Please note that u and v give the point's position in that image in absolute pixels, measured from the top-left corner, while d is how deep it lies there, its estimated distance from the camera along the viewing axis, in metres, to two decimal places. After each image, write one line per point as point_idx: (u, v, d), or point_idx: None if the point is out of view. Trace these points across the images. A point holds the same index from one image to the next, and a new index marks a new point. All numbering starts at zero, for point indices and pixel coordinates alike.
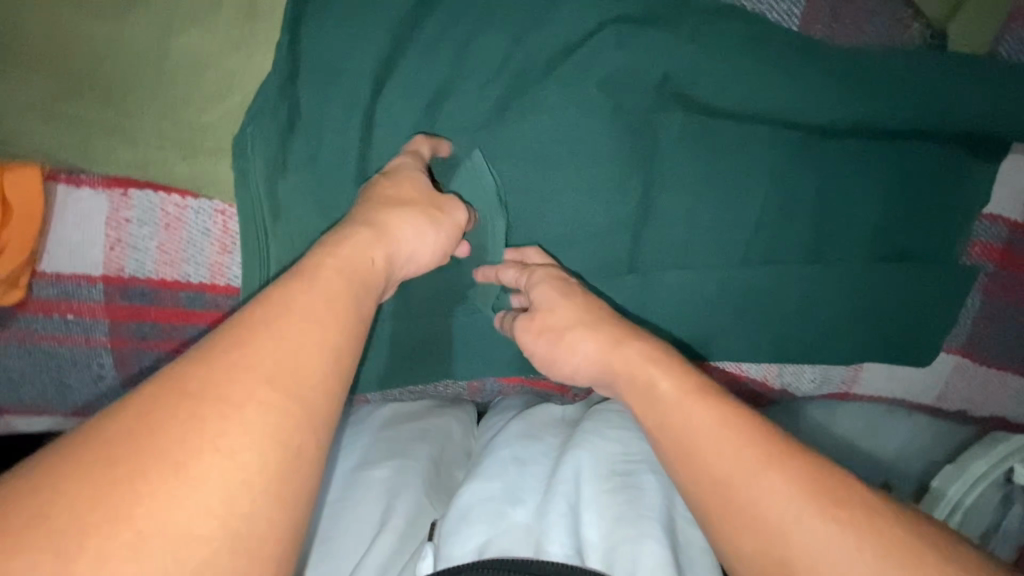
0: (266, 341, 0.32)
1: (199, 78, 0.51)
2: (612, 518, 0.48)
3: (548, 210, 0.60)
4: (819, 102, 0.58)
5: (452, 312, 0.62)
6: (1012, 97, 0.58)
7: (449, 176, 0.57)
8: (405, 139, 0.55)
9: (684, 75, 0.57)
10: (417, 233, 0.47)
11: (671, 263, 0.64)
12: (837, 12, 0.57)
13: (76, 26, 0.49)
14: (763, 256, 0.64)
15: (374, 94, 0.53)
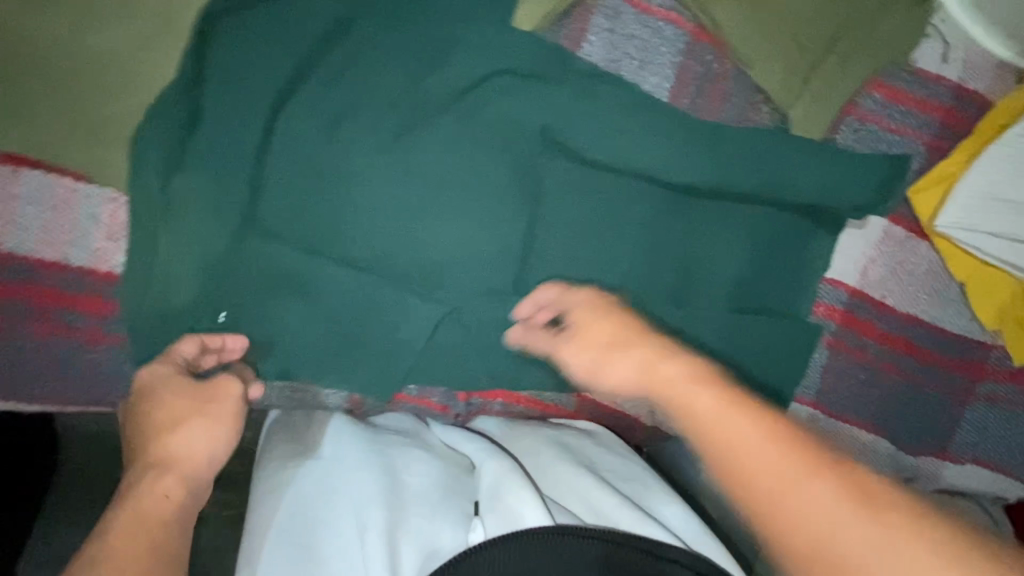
0: (140, 502, 0.47)
1: (106, 73, 0.55)
2: (606, 495, 0.57)
3: (437, 231, 0.65)
4: (682, 164, 0.66)
5: (339, 319, 0.66)
6: (844, 179, 0.67)
7: (345, 190, 0.62)
8: (303, 151, 0.60)
9: (565, 126, 0.64)
10: (194, 440, 0.52)
11: (551, 292, 0.69)
12: (700, 90, 0.66)
13: None
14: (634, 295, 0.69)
15: (277, 109, 0.58)
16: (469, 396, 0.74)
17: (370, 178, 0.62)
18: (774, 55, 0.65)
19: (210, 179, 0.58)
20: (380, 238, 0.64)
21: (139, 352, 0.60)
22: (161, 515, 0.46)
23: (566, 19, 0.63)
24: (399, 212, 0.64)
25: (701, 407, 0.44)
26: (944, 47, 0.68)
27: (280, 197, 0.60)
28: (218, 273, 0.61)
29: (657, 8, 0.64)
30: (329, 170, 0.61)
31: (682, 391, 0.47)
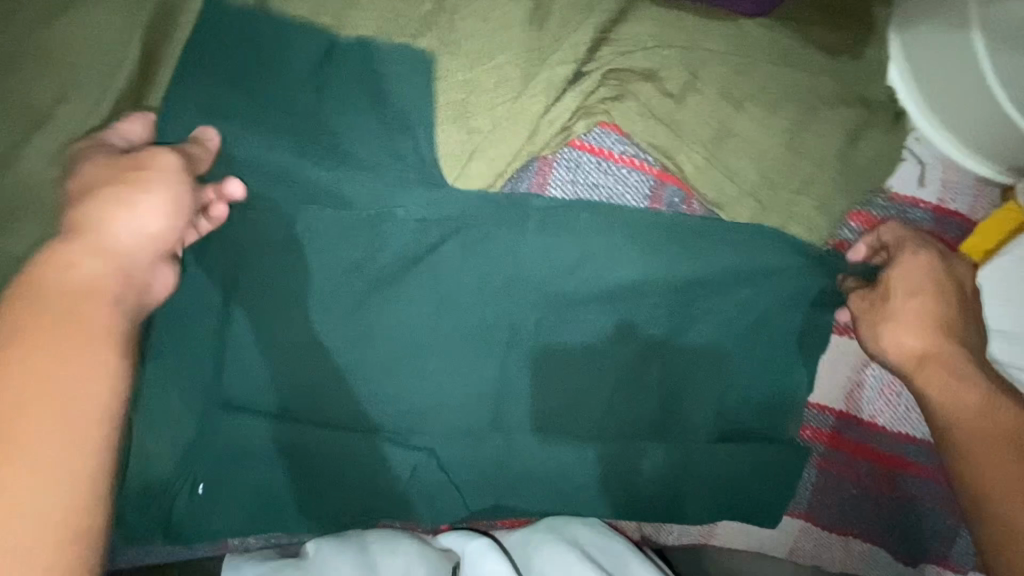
0: (60, 284, 0.43)
1: None
2: None
3: (409, 385, 0.65)
4: (647, 305, 0.66)
5: (317, 474, 0.66)
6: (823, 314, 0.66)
7: (318, 355, 0.63)
8: (273, 324, 0.62)
9: (525, 279, 0.64)
10: (141, 213, 0.49)
11: (531, 428, 0.68)
12: (667, 231, 0.65)
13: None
14: (616, 426, 0.69)
15: (249, 289, 0.62)
16: (453, 526, 0.72)
17: (340, 343, 0.63)
18: (740, 196, 0.63)
19: (192, 353, 0.62)
20: (349, 398, 0.65)
21: (124, 527, 0.63)
22: (93, 279, 0.45)
23: (526, 173, 0.63)
24: (367, 372, 0.64)
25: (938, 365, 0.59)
26: (920, 169, 0.67)
27: (254, 369, 0.63)
28: (195, 446, 0.63)
29: (619, 156, 0.64)
30: (298, 340, 0.63)
31: (919, 375, 0.60)
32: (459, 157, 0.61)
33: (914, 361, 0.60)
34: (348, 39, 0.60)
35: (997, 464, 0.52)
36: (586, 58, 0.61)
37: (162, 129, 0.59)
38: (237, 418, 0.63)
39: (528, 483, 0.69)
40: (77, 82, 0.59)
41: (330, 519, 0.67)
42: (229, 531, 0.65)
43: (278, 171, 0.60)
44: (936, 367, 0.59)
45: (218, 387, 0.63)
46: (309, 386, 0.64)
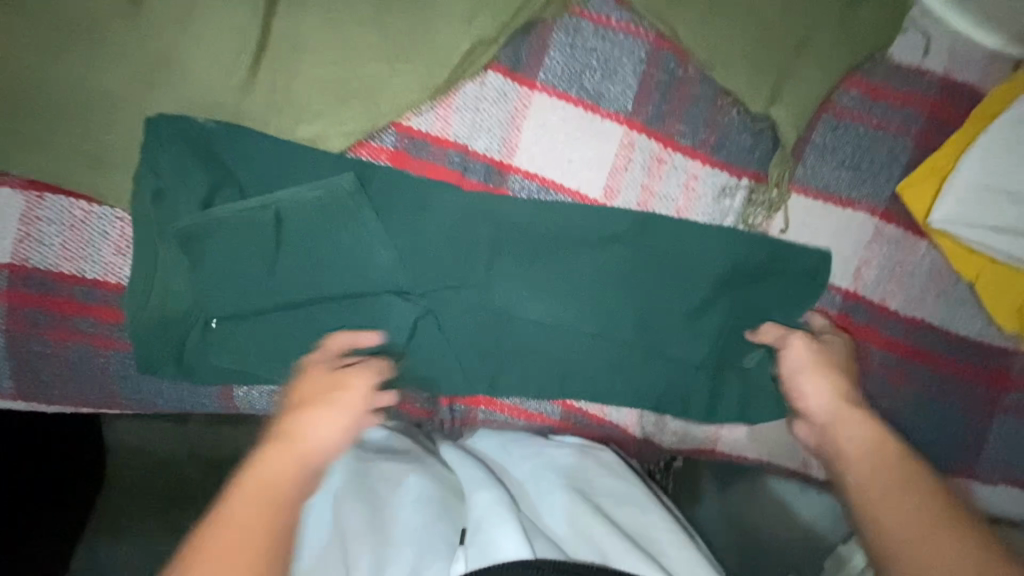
0: None
1: (113, 109, 0.62)
2: (602, 529, 0.54)
3: (404, 238, 0.67)
4: (636, 169, 0.67)
5: (312, 323, 0.67)
6: (817, 176, 0.67)
7: (315, 196, 0.64)
8: (278, 168, 0.65)
9: (521, 138, 0.67)
10: None
11: (524, 290, 0.67)
12: (665, 96, 0.66)
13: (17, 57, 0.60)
14: (613, 295, 0.67)
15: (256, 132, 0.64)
16: (453, 403, 0.73)
17: (338, 187, 0.64)
18: (737, 57, 0.64)
19: (190, 188, 0.62)
20: (345, 246, 0.66)
21: (140, 357, 0.66)
22: None
23: (528, 37, 0.66)
24: (363, 220, 0.65)
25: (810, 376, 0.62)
26: (926, 40, 0.66)
27: (248, 205, 0.63)
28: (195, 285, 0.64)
29: (618, 22, 0.65)
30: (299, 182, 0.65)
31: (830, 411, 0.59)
32: (464, 13, 0.63)
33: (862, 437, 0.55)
34: None
35: (894, 507, 0.48)
36: None
37: None
38: (234, 264, 0.64)
39: (525, 356, 0.68)
40: None
41: None
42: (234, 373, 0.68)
43: (288, 22, 0.63)
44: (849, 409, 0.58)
45: (207, 224, 0.62)
46: (305, 230, 0.65)
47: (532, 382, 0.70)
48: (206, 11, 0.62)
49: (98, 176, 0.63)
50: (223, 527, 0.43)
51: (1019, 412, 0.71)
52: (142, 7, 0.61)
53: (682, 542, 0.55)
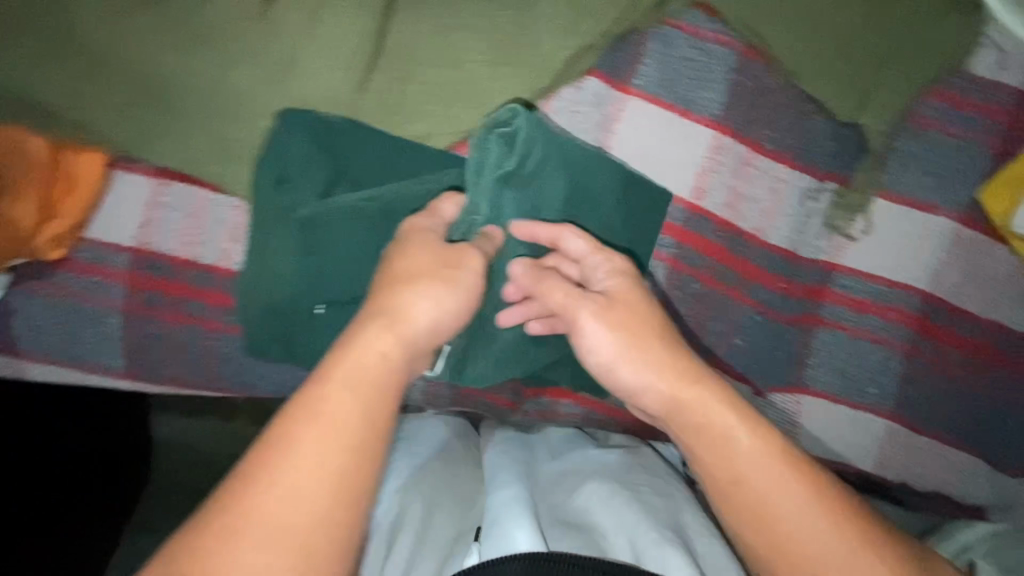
0: None
1: (238, 104, 0.65)
2: (640, 524, 0.52)
3: None
4: (725, 171, 0.70)
5: None
6: (901, 180, 0.70)
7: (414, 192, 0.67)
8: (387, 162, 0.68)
9: (616, 139, 0.70)
10: None
11: None
12: (754, 103, 0.69)
13: (145, 51, 0.62)
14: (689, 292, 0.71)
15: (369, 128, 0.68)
16: (538, 395, 0.78)
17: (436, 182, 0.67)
18: (826, 67, 0.67)
19: (300, 177, 0.66)
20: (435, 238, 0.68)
21: (246, 340, 0.69)
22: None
23: (623, 46, 0.70)
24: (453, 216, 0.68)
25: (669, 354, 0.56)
26: (1003, 54, 0.69)
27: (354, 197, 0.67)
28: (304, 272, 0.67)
29: (709, 32, 0.69)
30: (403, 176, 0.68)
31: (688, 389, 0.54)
32: (567, 23, 0.67)
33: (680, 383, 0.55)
34: None
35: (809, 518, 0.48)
36: None
37: None
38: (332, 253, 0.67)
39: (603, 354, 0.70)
40: None
41: None
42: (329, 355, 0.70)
43: (404, 28, 0.67)
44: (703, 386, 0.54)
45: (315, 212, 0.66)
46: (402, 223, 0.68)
47: None
48: (327, 15, 0.66)
49: (219, 169, 0.66)
50: (320, 418, 0.45)
51: None
52: (267, 9, 0.65)
53: (723, 547, 0.53)
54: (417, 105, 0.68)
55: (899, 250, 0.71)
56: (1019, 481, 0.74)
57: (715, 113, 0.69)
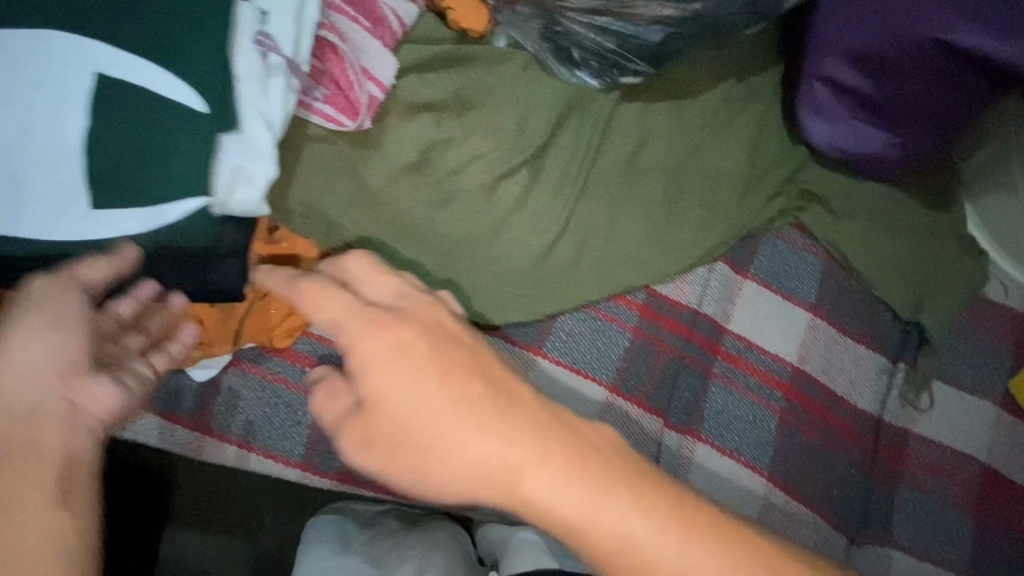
0: None
1: (463, 248, 0.85)
2: None
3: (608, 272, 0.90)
4: (819, 346, 0.90)
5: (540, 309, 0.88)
6: (952, 368, 0.90)
7: (569, 253, 0.89)
8: (556, 227, 0.89)
9: (737, 312, 0.91)
10: None
11: (720, 406, 0.89)
12: (836, 297, 0.92)
13: (411, 202, 0.82)
14: (788, 439, 0.88)
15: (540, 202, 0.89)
16: None
17: (583, 247, 0.90)
18: (888, 279, 0.92)
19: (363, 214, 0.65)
20: (580, 283, 0.89)
21: None
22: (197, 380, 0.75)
23: (741, 244, 0.94)
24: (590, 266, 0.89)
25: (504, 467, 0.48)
26: (1004, 287, 0.96)
27: (523, 244, 0.87)
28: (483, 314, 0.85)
29: (801, 244, 0.95)
30: (562, 243, 0.89)
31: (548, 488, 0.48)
32: (703, 226, 0.93)
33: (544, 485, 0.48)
34: (638, 147, 0.96)
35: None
36: (780, 181, 0.96)
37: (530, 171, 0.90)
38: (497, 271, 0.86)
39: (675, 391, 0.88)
40: (480, 124, 0.88)
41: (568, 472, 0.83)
42: None
43: (587, 213, 0.91)
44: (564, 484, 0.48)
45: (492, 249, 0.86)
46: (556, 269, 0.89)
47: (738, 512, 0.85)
48: (536, 195, 0.89)
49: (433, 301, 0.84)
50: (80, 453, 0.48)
51: None
52: (497, 184, 0.87)
53: None
54: (590, 267, 0.89)
55: (958, 424, 0.89)
56: None
57: (810, 301, 0.91)
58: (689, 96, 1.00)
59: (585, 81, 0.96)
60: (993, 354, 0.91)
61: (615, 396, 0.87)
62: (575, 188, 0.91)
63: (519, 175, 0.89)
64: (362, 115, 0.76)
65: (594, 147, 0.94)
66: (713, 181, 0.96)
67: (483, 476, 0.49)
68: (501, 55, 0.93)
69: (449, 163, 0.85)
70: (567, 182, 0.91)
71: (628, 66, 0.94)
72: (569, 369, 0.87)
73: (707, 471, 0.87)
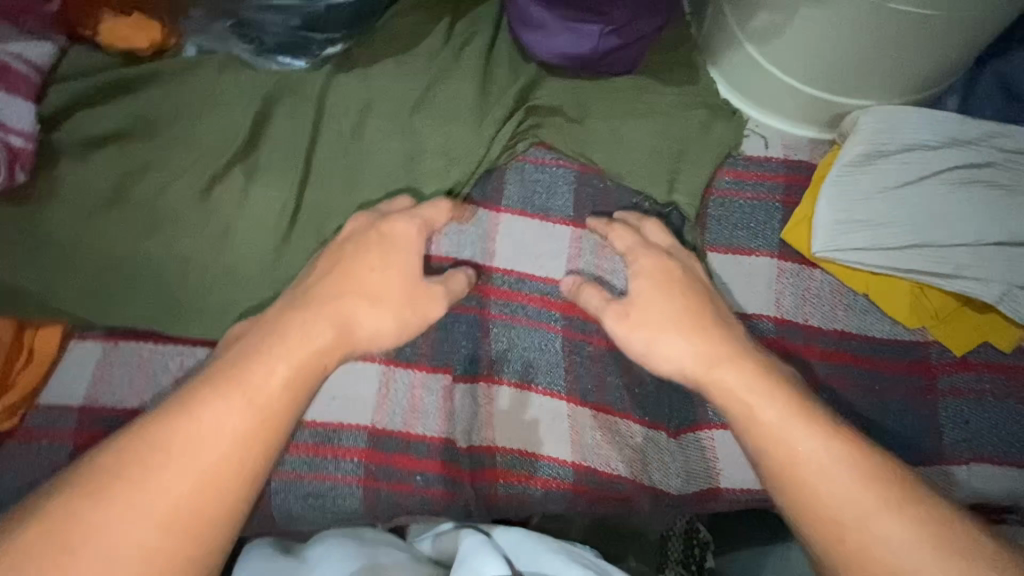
0: None
1: (186, 268, 0.81)
2: None
3: None
4: (585, 254, 0.88)
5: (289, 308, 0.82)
6: (723, 234, 0.89)
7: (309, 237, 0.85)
8: (288, 216, 0.85)
9: (498, 246, 0.89)
10: None
11: (508, 345, 0.86)
12: (595, 201, 0.90)
13: (110, 241, 0.79)
14: (582, 357, 0.86)
15: (263, 196, 0.85)
16: (477, 481, 0.82)
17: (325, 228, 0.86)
18: (637, 169, 0.90)
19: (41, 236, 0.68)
20: None
21: None
22: None
23: (491, 178, 0.92)
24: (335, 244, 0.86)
25: (766, 413, 0.67)
26: (763, 139, 0.95)
27: (252, 246, 0.83)
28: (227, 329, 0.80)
29: (551, 160, 0.93)
30: (300, 230, 0.85)
31: (775, 391, 0.69)
32: (444, 172, 0.91)
33: (703, 363, 0.73)
34: (363, 113, 0.93)
35: (869, 506, 0.60)
36: (511, 105, 0.92)
37: (246, 170, 0.86)
38: (227, 280, 0.81)
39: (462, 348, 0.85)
40: (173, 139, 0.84)
41: (361, 459, 0.80)
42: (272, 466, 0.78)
43: (320, 194, 0.88)
44: (720, 368, 0.72)
45: (220, 261, 0.82)
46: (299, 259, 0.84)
47: (548, 444, 0.84)
48: (257, 192, 0.85)
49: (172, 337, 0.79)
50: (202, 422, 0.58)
51: (956, 393, 0.85)
52: (210, 193, 0.84)
53: None
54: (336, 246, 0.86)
55: (741, 287, 0.87)
56: (919, 468, 0.83)
57: (569, 215, 0.90)
58: (408, 48, 0.97)
59: (289, 65, 0.93)
60: (763, 209, 0.90)
61: (391, 368, 0.84)
62: (301, 171, 0.87)
63: (232, 179, 0.85)
64: (6, 169, 0.71)
65: (314, 125, 0.91)
66: (448, 124, 0.93)
67: (697, 355, 0.73)
68: (188, 64, 0.89)
69: (150, 189, 0.82)
70: (291, 168, 0.87)
71: (319, 35, 0.91)
72: None
73: (508, 413, 0.84)
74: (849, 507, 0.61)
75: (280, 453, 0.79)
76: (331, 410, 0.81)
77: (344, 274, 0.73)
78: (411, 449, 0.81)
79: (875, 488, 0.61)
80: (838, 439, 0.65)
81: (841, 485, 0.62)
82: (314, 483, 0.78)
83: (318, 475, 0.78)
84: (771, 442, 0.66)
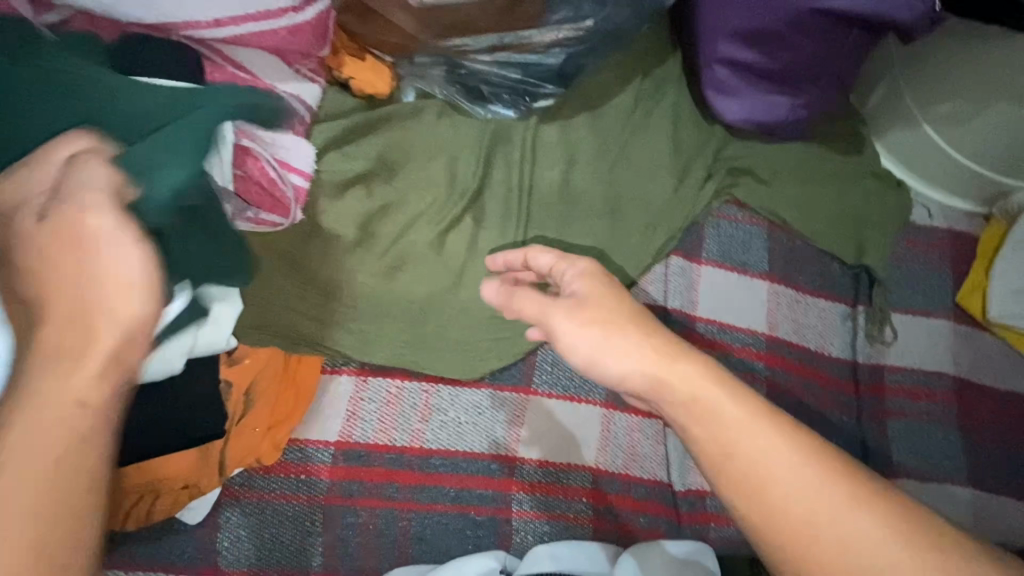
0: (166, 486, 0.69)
1: (428, 307, 0.83)
2: None
3: None
4: (782, 308, 0.95)
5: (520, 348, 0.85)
6: (904, 295, 0.97)
7: None
8: None
9: (701, 297, 0.94)
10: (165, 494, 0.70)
11: None
12: (786, 259, 0.97)
13: (363, 277, 0.81)
14: (785, 407, 0.90)
15: (491, 239, 0.89)
16: (691, 524, 0.86)
17: None
18: (826, 230, 0.98)
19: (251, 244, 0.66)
20: None
21: (438, 515, 0.78)
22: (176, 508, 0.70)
23: (689, 231, 0.98)
24: None
25: (725, 419, 0.49)
26: (927, 209, 1.04)
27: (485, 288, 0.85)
28: (465, 369, 0.84)
29: (742, 218, 1.00)
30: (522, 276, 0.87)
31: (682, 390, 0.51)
32: (648, 225, 0.96)
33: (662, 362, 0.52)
34: (568, 164, 0.98)
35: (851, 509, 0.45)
36: (708, 164, 1.01)
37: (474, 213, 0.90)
38: (465, 319, 0.84)
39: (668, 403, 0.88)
40: (411, 181, 0.87)
41: (587, 503, 0.82)
42: (510, 505, 0.80)
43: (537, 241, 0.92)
44: (684, 361, 0.51)
45: (456, 300, 0.84)
46: None
47: None
48: (485, 237, 0.89)
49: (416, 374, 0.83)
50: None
51: None
52: (445, 236, 0.87)
53: None
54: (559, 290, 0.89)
55: (922, 345, 0.95)
56: None
57: (767, 271, 0.96)
58: (604, 104, 1.03)
59: (501, 114, 0.98)
60: (935, 273, 0.99)
61: (611, 412, 0.87)
62: (521, 219, 0.92)
63: (463, 220, 0.88)
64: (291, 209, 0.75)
65: (528, 175, 0.96)
66: (645, 178, 0.99)
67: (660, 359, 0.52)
68: (412, 109, 0.93)
69: (391, 227, 0.84)
70: (511, 215, 0.92)
71: (540, 90, 0.96)
72: (561, 397, 0.86)
73: None
74: (820, 508, 0.45)
75: (520, 493, 0.81)
76: (559, 450, 0.84)
77: (72, 248, 0.42)
78: (631, 490, 0.85)
79: (817, 457, 0.47)
80: (796, 443, 0.48)
81: (795, 481, 0.46)
82: (550, 525, 0.80)
83: (552, 517, 0.81)
84: (726, 459, 0.48)
